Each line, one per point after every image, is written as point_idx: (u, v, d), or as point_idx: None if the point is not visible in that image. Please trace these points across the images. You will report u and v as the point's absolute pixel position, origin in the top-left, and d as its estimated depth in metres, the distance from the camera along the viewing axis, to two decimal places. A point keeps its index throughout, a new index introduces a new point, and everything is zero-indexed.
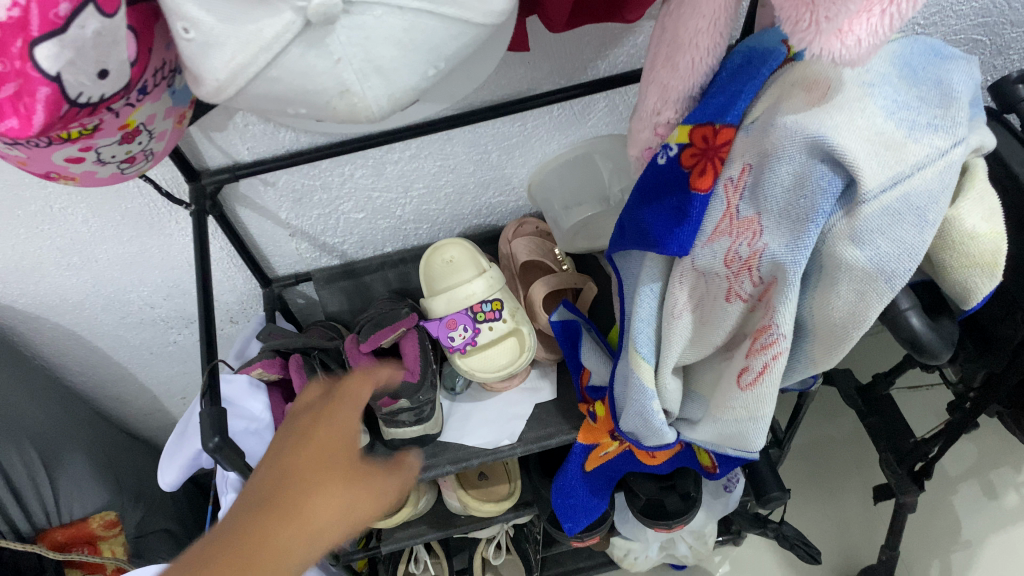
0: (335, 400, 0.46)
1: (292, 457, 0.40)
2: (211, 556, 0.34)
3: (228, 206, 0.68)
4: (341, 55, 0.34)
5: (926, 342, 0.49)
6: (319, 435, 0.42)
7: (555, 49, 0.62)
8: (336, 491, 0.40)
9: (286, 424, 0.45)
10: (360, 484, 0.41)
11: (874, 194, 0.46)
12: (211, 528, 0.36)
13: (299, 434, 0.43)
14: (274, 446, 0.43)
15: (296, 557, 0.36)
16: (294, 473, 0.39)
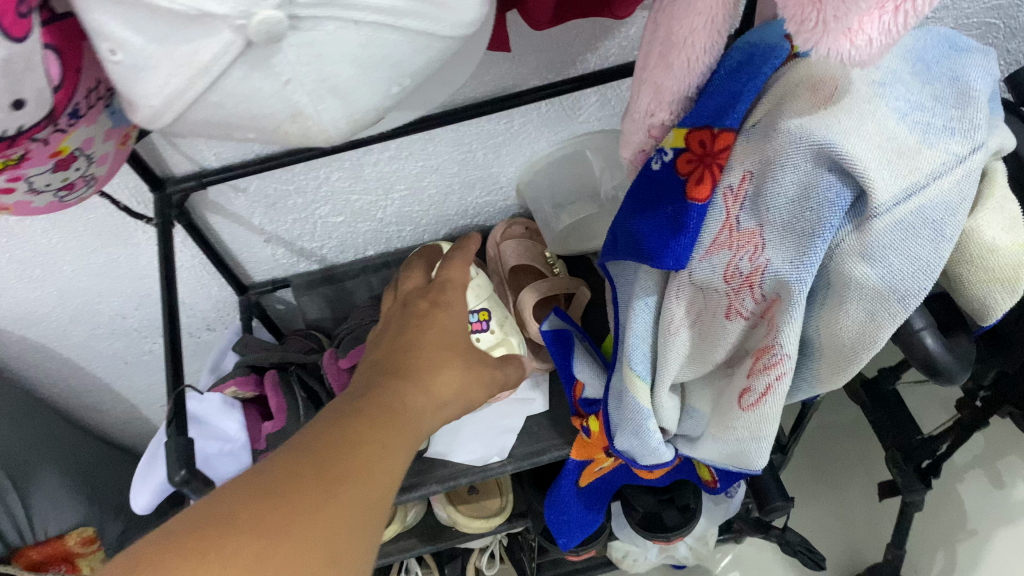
0: (447, 281, 0.59)
1: (419, 336, 0.52)
2: (361, 416, 0.41)
3: (197, 213, 0.64)
4: (289, 75, 0.30)
5: (942, 363, 0.45)
6: (443, 310, 0.55)
7: (541, 43, 0.58)
8: (461, 361, 0.52)
9: (404, 301, 0.58)
10: (472, 355, 0.54)
11: (886, 208, 0.42)
12: (340, 402, 0.44)
13: (399, 337, 0.53)
14: (388, 334, 0.55)
15: (421, 425, 0.45)
16: (419, 357, 0.50)
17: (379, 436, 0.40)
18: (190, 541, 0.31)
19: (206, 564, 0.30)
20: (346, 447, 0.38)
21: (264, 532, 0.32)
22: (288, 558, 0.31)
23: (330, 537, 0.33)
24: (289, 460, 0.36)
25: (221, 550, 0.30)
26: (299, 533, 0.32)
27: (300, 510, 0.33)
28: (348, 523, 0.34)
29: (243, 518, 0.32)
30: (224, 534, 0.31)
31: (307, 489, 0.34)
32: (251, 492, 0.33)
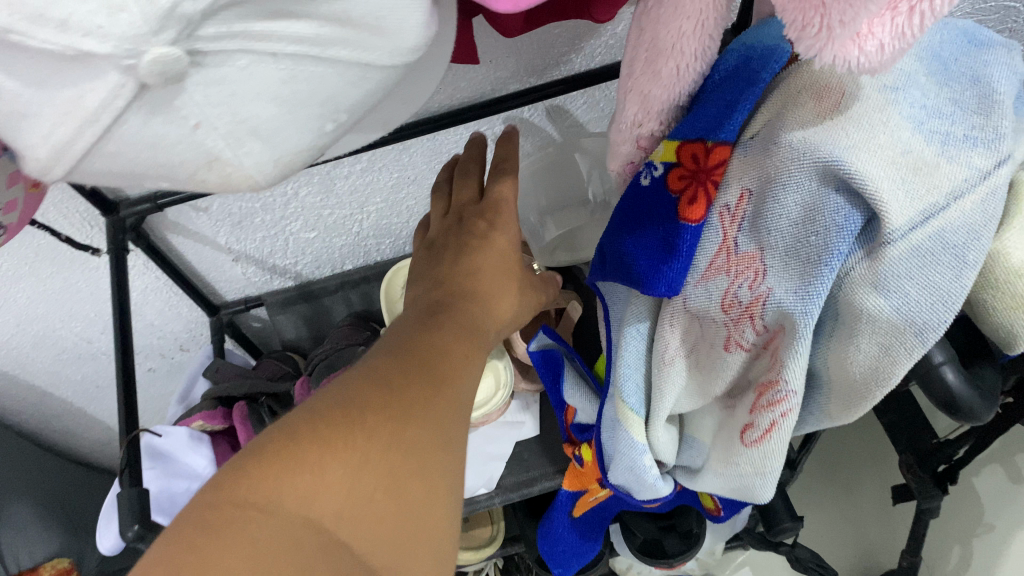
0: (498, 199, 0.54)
1: (477, 261, 0.49)
2: (439, 328, 0.42)
3: (157, 234, 0.60)
4: (198, 118, 0.26)
5: (964, 401, 0.41)
6: (499, 230, 0.52)
7: (521, 45, 0.53)
8: (512, 282, 0.51)
9: (449, 225, 0.53)
10: (522, 278, 0.53)
11: (901, 232, 0.37)
12: (408, 317, 0.44)
13: (455, 253, 0.50)
14: (440, 251, 0.52)
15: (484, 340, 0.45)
16: (477, 280, 0.49)
17: (460, 348, 0.41)
18: (318, 437, 0.32)
19: (336, 459, 0.31)
20: (434, 358, 0.39)
21: (384, 429, 0.33)
22: (405, 451, 0.33)
23: (436, 436, 0.35)
24: (385, 368, 0.37)
25: (347, 446, 0.32)
26: (410, 430, 0.34)
27: (406, 410, 0.34)
28: (447, 423, 0.36)
29: (358, 417, 0.33)
30: (347, 432, 0.32)
31: (408, 394, 0.35)
32: (361, 396, 0.35)
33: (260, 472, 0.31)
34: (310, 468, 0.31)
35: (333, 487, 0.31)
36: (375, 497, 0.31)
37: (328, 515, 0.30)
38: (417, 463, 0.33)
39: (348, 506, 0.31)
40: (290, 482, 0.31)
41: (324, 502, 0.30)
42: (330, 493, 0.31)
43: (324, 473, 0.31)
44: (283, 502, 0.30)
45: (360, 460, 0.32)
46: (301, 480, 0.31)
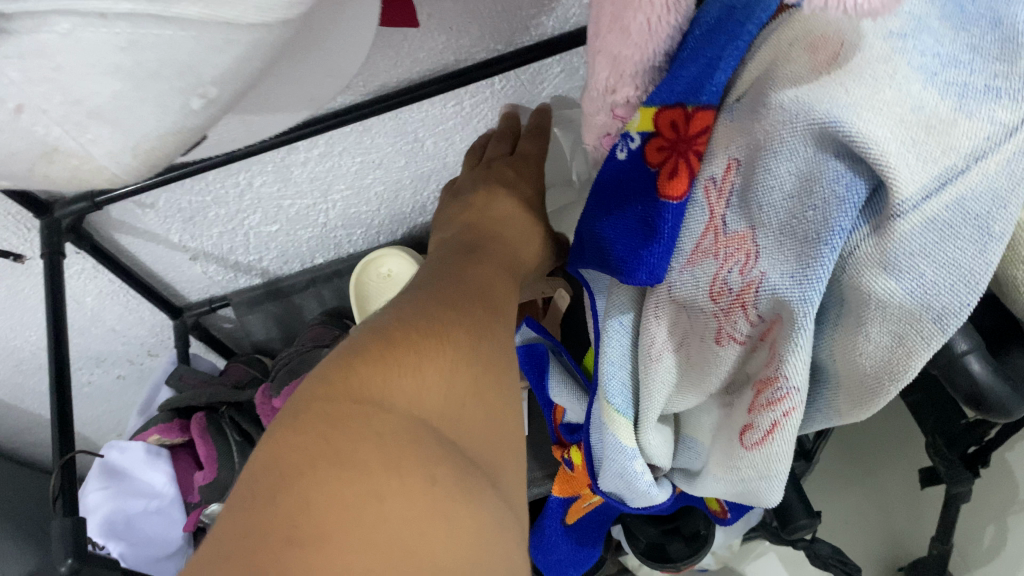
0: (525, 153, 0.52)
1: (508, 207, 0.47)
2: (485, 262, 0.41)
3: (102, 233, 0.55)
4: (19, 100, 0.21)
5: (993, 396, 0.35)
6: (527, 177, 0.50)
7: (483, 8, 0.47)
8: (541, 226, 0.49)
9: (476, 173, 0.51)
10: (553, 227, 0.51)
11: (910, 203, 0.32)
12: (442, 259, 0.42)
13: (484, 201, 0.48)
14: (466, 199, 0.49)
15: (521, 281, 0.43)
16: (509, 226, 0.46)
17: (507, 283, 0.40)
18: (411, 341, 0.32)
19: (434, 361, 0.31)
20: (490, 287, 0.39)
21: (465, 340, 0.33)
22: (487, 359, 0.34)
23: (504, 354, 0.35)
24: (452, 291, 0.37)
25: (440, 351, 0.32)
26: (485, 345, 0.34)
27: (479, 327, 0.35)
28: (509, 343, 0.36)
29: (439, 328, 0.33)
30: (437, 339, 0.32)
31: (476, 312, 0.35)
32: (435, 312, 0.34)
33: (365, 370, 0.30)
34: (413, 368, 0.30)
35: (434, 385, 0.31)
36: (468, 398, 0.31)
37: (433, 411, 0.30)
38: (496, 373, 0.34)
39: (449, 405, 0.30)
40: (395, 380, 0.30)
41: (429, 400, 0.30)
42: (434, 391, 0.30)
43: (425, 373, 0.31)
44: (393, 398, 0.29)
45: (453, 365, 0.32)
46: (407, 377, 0.30)
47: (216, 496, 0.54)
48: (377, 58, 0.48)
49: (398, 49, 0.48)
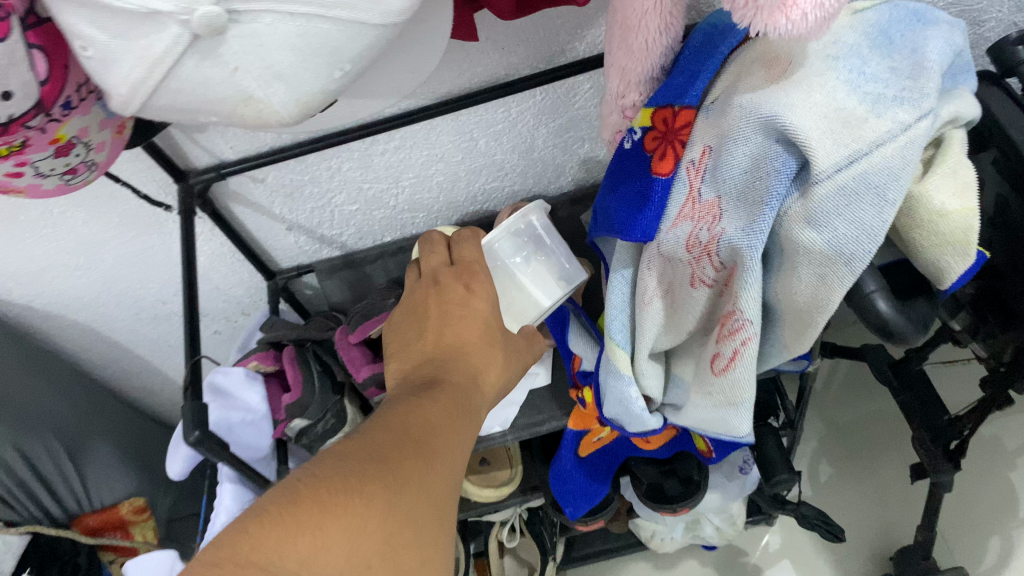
0: (469, 264, 0.58)
1: (463, 338, 0.52)
2: (432, 400, 0.44)
3: (222, 203, 0.69)
4: (236, 64, 0.34)
5: (897, 327, 0.47)
6: (478, 294, 0.55)
7: (527, 34, 0.60)
8: (494, 349, 0.53)
9: (424, 284, 0.57)
10: (509, 350, 0.55)
11: (825, 175, 0.44)
12: (400, 395, 0.45)
13: (437, 325, 0.53)
14: (424, 318, 0.54)
15: (475, 411, 0.47)
16: (465, 358, 0.51)
17: (451, 424, 0.43)
18: (325, 495, 0.33)
19: (343, 517, 0.33)
20: (433, 431, 0.41)
21: (385, 495, 0.34)
22: (409, 515, 0.35)
23: (431, 505, 0.36)
24: (396, 436, 0.39)
25: (355, 508, 0.33)
26: (410, 494, 0.35)
27: (407, 476, 0.36)
28: (443, 495, 0.38)
29: (365, 478, 0.35)
30: (355, 491, 0.34)
31: (407, 460, 0.37)
32: (367, 460, 0.36)
33: (266, 526, 0.32)
34: (317, 526, 0.32)
35: (337, 544, 0.32)
36: (374, 559, 0.33)
37: (324, 574, 0.31)
38: (415, 529, 0.35)
39: (345, 568, 0.32)
40: (296, 538, 0.31)
41: (325, 561, 0.31)
42: (334, 552, 0.32)
43: (329, 532, 0.32)
44: (283, 560, 0.31)
45: (364, 522, 0.33)
46: (306, 535, 0.32)
47: (298, 414, 0.66)
48: (446, 70, 0.62)
49: (461, 64, 0.61)
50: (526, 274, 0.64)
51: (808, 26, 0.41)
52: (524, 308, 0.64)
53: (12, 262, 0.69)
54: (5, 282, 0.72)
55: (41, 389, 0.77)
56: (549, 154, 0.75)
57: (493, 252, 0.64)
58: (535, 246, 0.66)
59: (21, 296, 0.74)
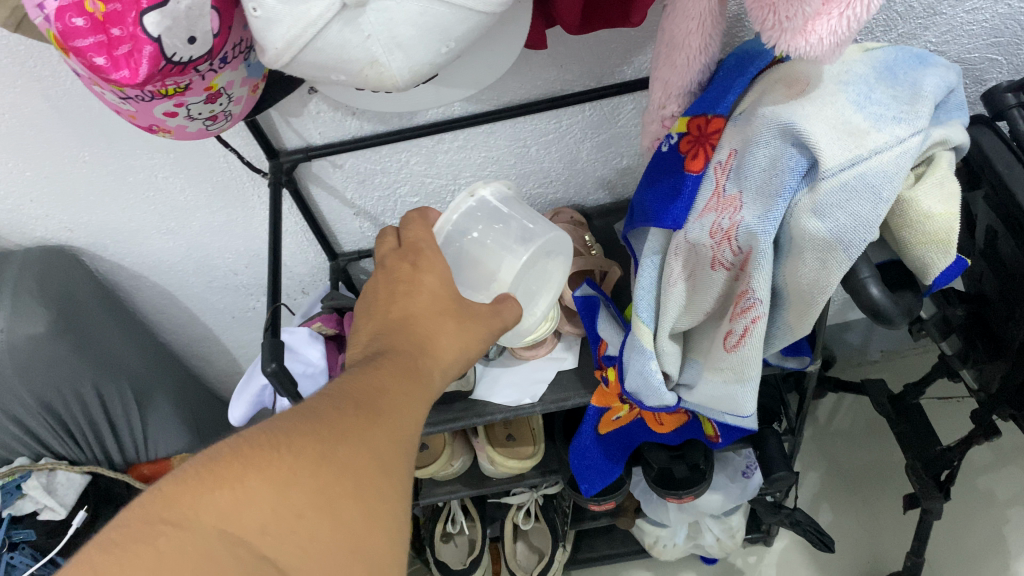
0: (416, 243, 0.57)
1: (414, 312, 0.52)
2: (380, 369, 0.45)
3: (303, 183, 0.79)
4: (370, 32, 0.44)
5: (886, 310, 0.55)
6: (426, 269, 0.55)
7: (583, 54, 0.70)
8: (453, 320, 0.53)
9: (377, 269, 0.57)
10: (473, 315, 0.54)
11: (832, 172, 0.52)
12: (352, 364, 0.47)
13: (386, 304, 0.53)
14: (379, 298, 0.54)
15: (426, 377, 0.48)
16: (418, 328, 0.51)
17: (401, 389, 0.44)
18: (246, 457, 0.35)
19: (266, 476, 0.35)
20: (378, 395, 0.42)
21: (315, 449, 0.37)
22: (343, 465, 0.37)
23: (372, 458, 0.38)
24: (335, 401, 0.40)
25: (278, 468, 0.35)
26: (344, 448, 0.37)
27: (341, 433, 0.38)
28: (389, 451, 0.39)
29: (293, 439, 0.37)
30: (279, 452, 0.36)
31: (344, 418, 0.39)
32: (300, 423, 0.38)
33: (182, 489, 0.34)
34: (235, 485, 0.34)
35: (259, 500, 0.34)
36: (307, 510, 0.35)
37: (247, 529, 0.33)
38: (358, 481, 0.37)
39: (272, 520, 0.34)
40: (213, 497, 0.34)
41: (244, 515, 0.34)
42: (255, 505, 0.34)
43: (248, 491, 0.34)
44: (202, 516, 0.33)
45: (290, 479, 0.35)
46: (224, 493, 0.34)
47: None
48: (511, 80, 0.71)
49: (524, 76, 0.71)
50: (489, 251, 0.63)
51: (821, 49, 0.49)
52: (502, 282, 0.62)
53: (112, 220, 0.79)
54: (101, 238, 0.82)
55: (116, 340, 0.86)
56: (590, 167, 0.84)
57: (449, 238, 0.61)
58: (491, 220, 0.63)
59: (113, 252, 0.84)
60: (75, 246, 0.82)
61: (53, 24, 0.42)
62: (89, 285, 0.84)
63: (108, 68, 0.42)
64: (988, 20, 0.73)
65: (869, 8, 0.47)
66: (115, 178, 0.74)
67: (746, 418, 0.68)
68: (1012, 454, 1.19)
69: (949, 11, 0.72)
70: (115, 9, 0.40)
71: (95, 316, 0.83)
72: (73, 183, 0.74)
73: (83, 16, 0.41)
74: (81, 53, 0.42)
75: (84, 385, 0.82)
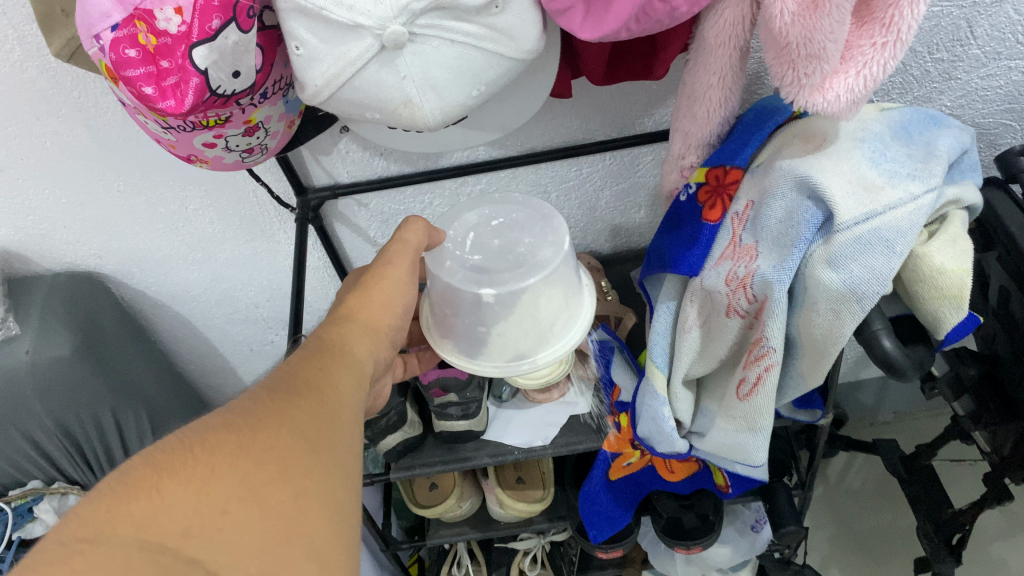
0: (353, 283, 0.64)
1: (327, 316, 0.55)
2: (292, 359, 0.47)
3: (328, 221, 0.81)
4: (406, 73, 0.46)
5: (898, 362, 0.56)
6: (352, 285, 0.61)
7: (606, 105, 0.72)
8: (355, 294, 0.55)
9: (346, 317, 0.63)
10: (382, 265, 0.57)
11: (847, 225, 0.53)
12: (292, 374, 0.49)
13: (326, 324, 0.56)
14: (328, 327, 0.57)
15: (330, 344, 0.49)
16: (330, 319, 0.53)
17: (314, 356, 0.46)
18: (159, 463, 0.33)
19: (183, 477, 0.32)
20: (289, 380, 0.41)
21: (235, 443, 0.34)
22: (266, 449, 0.35)
23: (298, 439, 0.36)
24: (248, 395, 0.39)
25: (194, 467, 0.33)
26: (265, 435, 0.35)
27: (257, 420, 0.36)
28: (313, 429, 0.38)
29: (208, 438, 0.34)
30: (194, 454, 0.33)
31: (256, 408, 0.37)
32: (214, 422, 0.36)
33: (99, 501, 0.31)
34: (151, 493, 0.31)
35: (179, 504, 0.31)
36: (231, 504, 0.32)
37: (174, 534, 0.30)
38: (281, 465, 0.34)
39: (198, 521, 0.31)
40: (130, 506, 0.31)
41: (170, 519, 0.31)
42: (178, 507, 0.31)
43: (166, 496, 0.31)
44: (123, 529, 0.30)
45: (208, 477, 0.33)
46: (142, 503, 0.31)
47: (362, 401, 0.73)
48: (535, 127, 0.73)
49: (548, 124, 0.73)
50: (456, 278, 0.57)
51: (838, 106, 0.50)
52: (522, 350, 0.57)
53: (141, 248, 0.81)
54: (129, 266, 0.84)
55: (136, 367, 0.88)
56: (609, 215, 0.86)
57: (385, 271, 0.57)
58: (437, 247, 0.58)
59: (139, 280, 0.86)
60: (103, 272, 0.84)
61: (107, 54, 0.44)
62: (114, 312, 0.86)
63: (155, 98, 0.44)
64: (1002, 86, 0.75)
65: (885, 68, 0.49)
66: (147, 209, 0.76)
67: (757, 469, 0.68)
68: None
69: (963, 76, 0.74)
70: (166, 42, 0.43)
71: (117, 341, 0.85)
72: (107, 212, 0.76)
73: (136, 48, 0.43)
74: (132, 83, 0.44)
75: (103, 412, 0.83)
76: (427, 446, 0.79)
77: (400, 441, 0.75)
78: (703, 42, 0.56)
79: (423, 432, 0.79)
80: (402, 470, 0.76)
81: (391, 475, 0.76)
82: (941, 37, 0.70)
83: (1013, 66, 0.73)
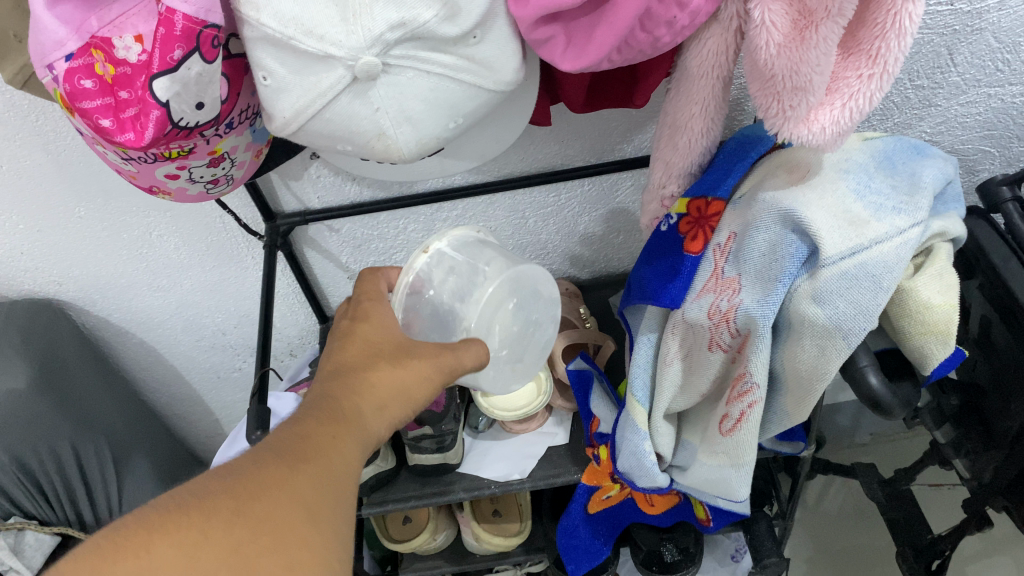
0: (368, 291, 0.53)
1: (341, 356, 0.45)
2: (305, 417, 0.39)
3: (298, 246, 0.79)
4: (379, 105, 0.44)
5: (884, 400, 0.55)
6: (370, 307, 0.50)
7: (585, 130, 0.70)
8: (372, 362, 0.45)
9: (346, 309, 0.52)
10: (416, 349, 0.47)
11: (832, 259, 0.51)
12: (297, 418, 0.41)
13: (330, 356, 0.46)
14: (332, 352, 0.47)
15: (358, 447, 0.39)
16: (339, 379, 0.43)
17: (330, 431, 0.38)
18: (151, 522, 0.30)
19: (174, 540, 0.29)
20: (300, 441, 0.36)
21: (232, 506, 0.31)
22: (265, 514, 0.32)
23: (300, 504, 0.33)
24: (254, 451, 0.35)
25: (188, 530, 0.30)
26: (269, 499, 0.32)
27: (263, 482, 0.33)
28: (318, 499, 0.34)
29: (206, 498, 0.31)
30: (189, 515, 0.30)
31: (266, 468, 0.34)
32: (213, 483, 0.33)
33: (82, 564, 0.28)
34: (139, 554, 0.29)
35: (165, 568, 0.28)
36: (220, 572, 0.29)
37: None
38: (278, 533, 0.31)
39: None
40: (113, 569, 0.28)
41: None
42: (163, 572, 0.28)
43: (154, 559, 0.28)
44: None
45: (201, 542, 0.30)
46: (129, 563, 0.28)
47: None
48: (512, 153, 0.72)
49: (525, 150, 0.72)
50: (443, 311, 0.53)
51: (825, 138, 0.48)
52: None
53: (102, 275, 0.79)
54: (90, 292, 0.81)
55: (95, 397, 0.84)
56: (587, 240, 0.84)
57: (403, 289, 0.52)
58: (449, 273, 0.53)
59: (100, 307, 0.83)
60: (63, 299, 0.81)
61: (61, 85, 0.41)
62: (73, 339, 0.83)
63: (113, 130, 0.42)
64: (982, 113, 0.75)
65: (871, 100, 0.47)
66: (109, 235, 0.73)
67: (739, 503, 0.67)
68: (1001, 543, 1.18)
69: (943, 103, 0.73)
70: (125, 71, 0.40)
71: (75, 369, 0.82)
72: (67, 238, 0.73)
73: (93, 78, 0.41)
74: (87, 114, 0.42)
75: (64, 444, 0.80)
76: (401, 479, 0.76)
77: (373, 475, 0.73)
78: (684, 72, 0.55)
79: (397, 465, 0.77)
80: (374, 506, 0.73)
81: (363, 511, 0.74)
82: (921, 64, 0.69)
83: (993, 93, 0.73)
